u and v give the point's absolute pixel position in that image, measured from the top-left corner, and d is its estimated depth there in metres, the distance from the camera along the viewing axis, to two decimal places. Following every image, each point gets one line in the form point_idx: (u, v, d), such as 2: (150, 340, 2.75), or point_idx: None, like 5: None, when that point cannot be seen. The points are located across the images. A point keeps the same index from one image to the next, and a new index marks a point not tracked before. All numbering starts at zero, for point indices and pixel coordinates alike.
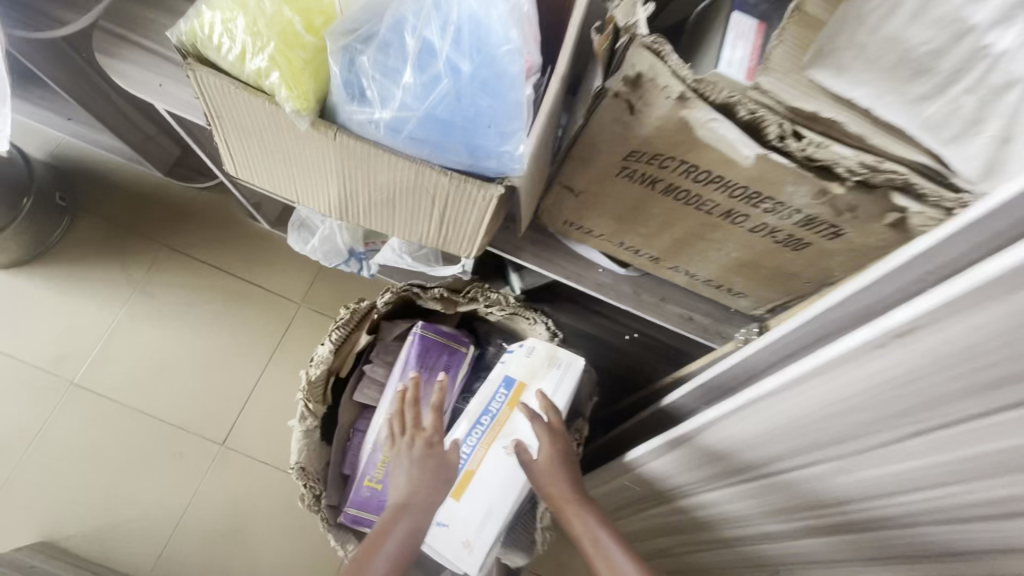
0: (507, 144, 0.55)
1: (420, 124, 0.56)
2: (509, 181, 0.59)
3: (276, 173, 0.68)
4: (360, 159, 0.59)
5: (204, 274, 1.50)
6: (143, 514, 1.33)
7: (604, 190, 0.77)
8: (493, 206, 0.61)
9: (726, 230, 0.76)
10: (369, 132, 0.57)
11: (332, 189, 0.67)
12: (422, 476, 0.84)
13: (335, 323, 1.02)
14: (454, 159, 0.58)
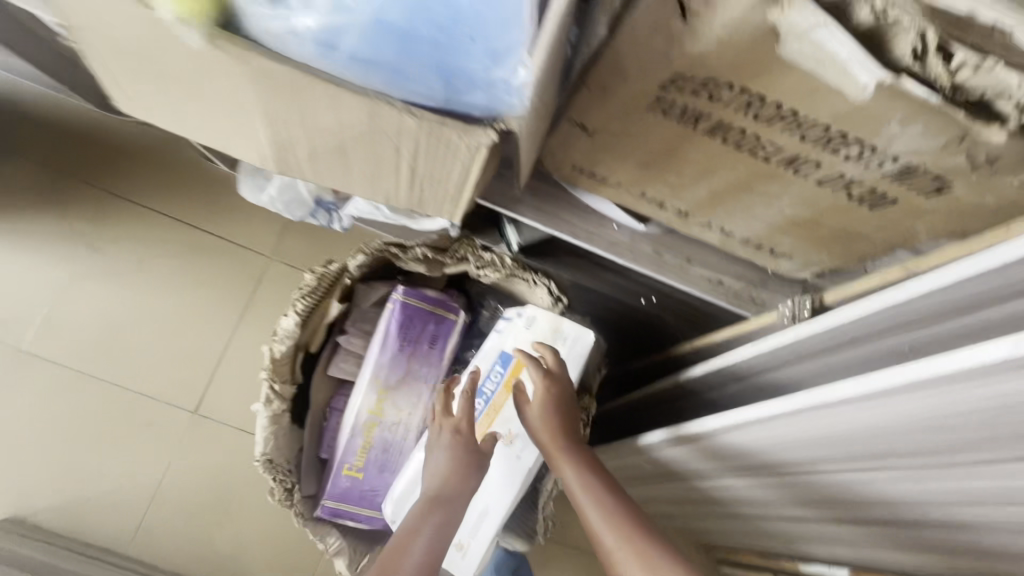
0: (499, 70, 0.38)
1: (366, 36, 0.37)
2: (505, 124, 0.42)
3: (182, 112, 0.49)
4: (288, 92, 0.41)
5: (158, 225, 1.32)
6: (116, 486, 1.24)
7: (628, 129, 0.59)
8: (482, 157, 0.44)
9: (785, 182, 0.59)
10: (292, 49, 0.38)
11: (262, 137, 0.49)
12: (456, 462, 0.75)
13: (298, 291, 0.86)
14: (424, 93, 0.40)
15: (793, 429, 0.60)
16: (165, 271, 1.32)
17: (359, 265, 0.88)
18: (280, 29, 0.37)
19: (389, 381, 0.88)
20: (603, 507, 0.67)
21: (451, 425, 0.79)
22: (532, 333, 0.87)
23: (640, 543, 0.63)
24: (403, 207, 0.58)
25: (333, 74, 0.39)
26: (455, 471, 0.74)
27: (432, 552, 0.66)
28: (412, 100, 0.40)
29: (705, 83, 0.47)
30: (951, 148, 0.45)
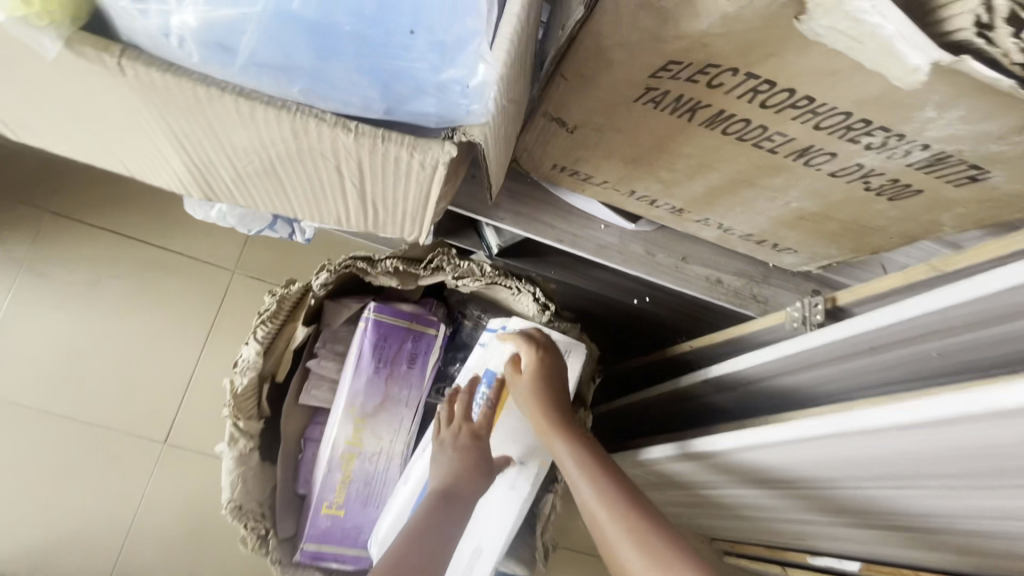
0: (449, 69, 0.32)
1: (275, 32, 0.29)
2: (464, 134, 0.34)
3: (70, 133, 0.40)
4: (189, 107, 0.33)
5: (108, 243, 1.22)
6: (81, 529, 1.15)
7: (614, 123, 0.52)
8: (441, 176, 0.36)
9: (792, 176, 0.52)
10: (175, 55, 0.30)
11: (171, 154, 0.39)
12: (466, 466, 0.71)
13: (258, 317, 0.77)
14: (355, 99, 0.32)
15: (814, 454, 0.53)
16: (118, 293, 1.22)
17: (323, 284, 0.78)
18: (156, 25, 0.29)
19: (365, 408, 0.81)
20: (600, 488, 0.64)
21: (470, 429, 0.75)
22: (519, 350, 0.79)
23: (637, 524, 0.60)
24: (360, 231, 0.50)
25: (239, 82, 0.31)
26: (466, 471, 0.71)
27: (436, 553, 0.64)
28: (344, 109, 0.33)
29: (703, 69, 0.40)
30: (999, 133, 0.39)
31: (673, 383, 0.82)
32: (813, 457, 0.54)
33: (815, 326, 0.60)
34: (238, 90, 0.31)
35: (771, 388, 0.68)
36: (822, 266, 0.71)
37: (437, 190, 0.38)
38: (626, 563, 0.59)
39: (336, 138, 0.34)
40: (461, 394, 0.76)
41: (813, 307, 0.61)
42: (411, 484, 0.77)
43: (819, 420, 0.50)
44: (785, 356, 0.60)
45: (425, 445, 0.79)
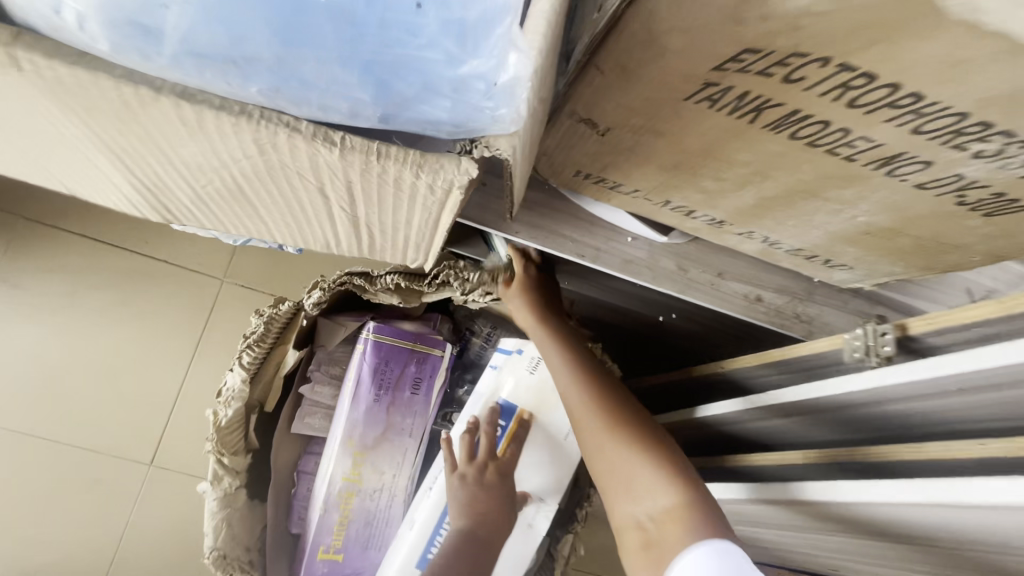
0: (470, 61, 0.24)
1: (236, 17, 0.23)
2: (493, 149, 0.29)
3: (4, 149, 0.34)
4: (141, 124, 0.29)
5: (88, 252, 1.14)
6: (61, 558, 1.07)
7: (655, 125, 0.43)
8: (454, 200, 0.32)
9: (867, 187, 0.44)
10: (110, 55, 0.24)
11: (130, 168, 0.33)
12: (492, 507, 0.67)
13: (244, 341, 0.69)
14: (343, 104, 0.26)
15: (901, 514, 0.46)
16: (98, 305, 1.14)
17: (316, 303, 0.70)
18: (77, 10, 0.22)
19: (364, 441, 0.73)
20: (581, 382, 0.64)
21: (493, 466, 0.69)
22: (538, 379, 0.74)
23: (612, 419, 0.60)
24: (343, 250, 0.46)
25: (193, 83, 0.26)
26: (494, 508, 0.67)
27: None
28: (326, 112, 0.27)
29: (785, 60, 0.32)
30: None
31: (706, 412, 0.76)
32: (898, 516, 0.47)
33: (884, 358, 0.52)
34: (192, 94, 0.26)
35: (824, 420, 0.61)
36: (878, 283, 0.63)
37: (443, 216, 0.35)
38: (593, 449, 0.60)
39: (317, 156, 0.29)
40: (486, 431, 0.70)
41: (880, 337, 0.53)
42: (417, 528, 0.70)
43: (913, 486, 0.43)
44: (854, 392, 0.53)
45: (433, 483, 0.72)
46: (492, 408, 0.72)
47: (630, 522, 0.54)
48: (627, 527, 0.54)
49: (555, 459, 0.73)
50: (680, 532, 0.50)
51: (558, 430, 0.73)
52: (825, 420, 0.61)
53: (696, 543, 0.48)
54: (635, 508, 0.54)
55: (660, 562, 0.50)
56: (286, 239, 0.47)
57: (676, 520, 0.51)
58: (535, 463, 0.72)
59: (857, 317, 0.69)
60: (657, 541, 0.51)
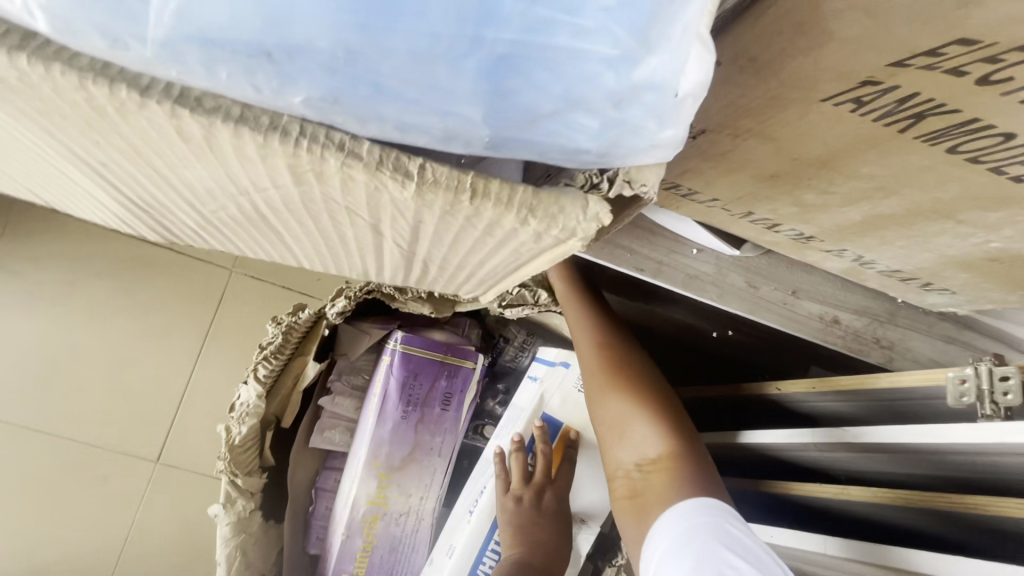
0: (648, 60, 0.21)
1: (307, 20, 0.20)
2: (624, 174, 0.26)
3: (39, 169, 0.33)
4: (161, 149, 0.26)
5: (90, 238, 1.07)
6: (64, 556, 1.03)
7: (769, 130, 0.35)
8: (556, 244, 0.29)
9: (1022, 211, 0.36)
10: (149, 61, 0.21)
11: (158, 180, 0.30)
12: (550, 529, 0.62)
13: (259, 352, 0.63)
14: (437, 121, 0.23)
15: None
16: (99, 294, 1.08)
17: (340, 312, 0.64)
18: (95, 9, 0.19)
19: (391, 462, 0.67)
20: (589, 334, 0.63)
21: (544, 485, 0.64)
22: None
23: (619, 372, 0.60)
24: (379, 273, 0.43)
25: (240, 98, 0.22)
26: (552, 531, 0.62)
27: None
28: (410, 134, 0.24)
29: (998, 56, 0.24)
30: None
31: (750, 437, 0.69)
32: None
33: (1004, 411, 0.44)
34: (238, 115, 0.22)
35: (916, 463, 0.54)
36: (978, 309, 0.55)
37: (531, 260, 0.32)
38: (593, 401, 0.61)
39: (381, 191, 0.26)
40: (547, 451, 0.64)
41: (1000, 383, 0.45)
42: (457, 555, 0.65)
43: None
44: (958, 443, 0.46)
45: (473, 507, 0.67)
46: (539, 428, 0.66)
47: (620, 469, 0.58)
48: (617, 472, 0.58)
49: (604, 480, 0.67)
50: (666, 488, 0.53)
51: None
52: (914, 463, 0.55)
53: (677, 502, 0.51)
54: (628, 457, 0.58)
55: (642, 512, 0.54)
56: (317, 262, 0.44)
57: (664, 475, 0.54)
58: (587, 484, 0.67)
59: (944, 343, 0.62)
60: (643, 493, 0.54)
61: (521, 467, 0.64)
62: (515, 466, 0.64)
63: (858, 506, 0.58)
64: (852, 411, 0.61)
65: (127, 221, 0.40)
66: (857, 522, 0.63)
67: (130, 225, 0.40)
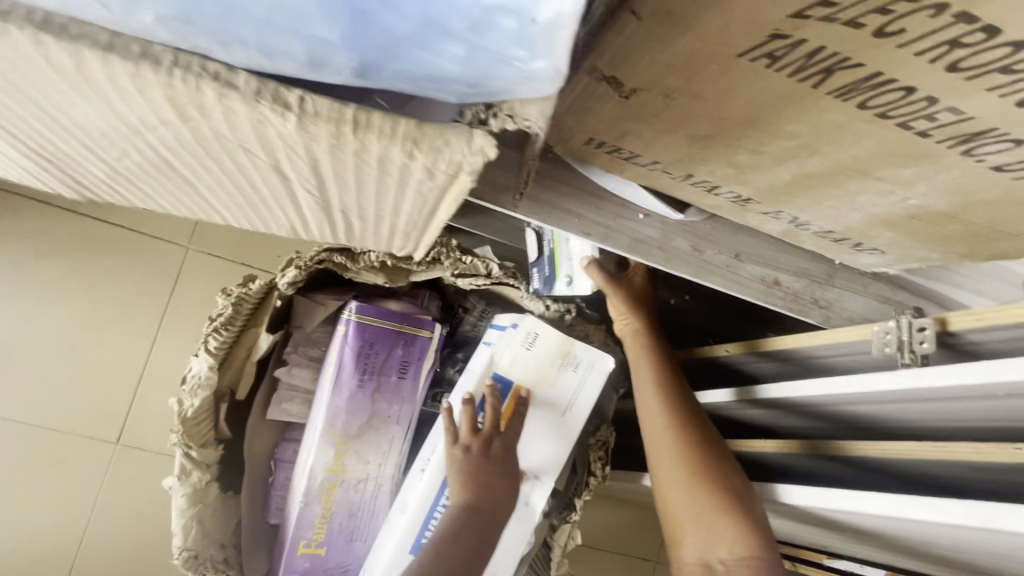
0: None
1: None
2: (512, 109, 0.26)
3: None
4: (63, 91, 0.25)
5: (34, 216, 1.03)
6: (26, 539, 1.02)
7: (695, 88, 0.36)
8: (459, 183, 0.29)
9: (933, 167, 0.38)
10: None
11: (71, 129, 0.29)
12: (495, 475, 0.64)
13: (209, 324, 0.64)
14: (292, 43, 0.22)
15: (922, 527, 0.43)
16: (50, 274, 1.04)
17: (291, 282, 0.64)
18: None
19: (348, 430, 0.68)
20: (672, 416, 0.61)
21: (494, 438, 0.65)
22: (535, 356, 0.69)
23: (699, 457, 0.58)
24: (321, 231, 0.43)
25: (106, 24, 0.22)
26: (501, 478, 0.64)
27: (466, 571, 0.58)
28: (277, 59, 0.23)
29: (887, 7, 0.25)
30: None
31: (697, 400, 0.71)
32: (910, 526, 0.44)
33: (921, 357, 0.47)
34: (106, 43, 0.22)
35: (843, 414, 0.58)
36: (907, 268, 0.58)
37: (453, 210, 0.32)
38: (676, 488, 0.57)
39: (266, 124, 0.26)
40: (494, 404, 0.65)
41: (918, 333, 0.48)
42: (410, 512, 0.66)
43: (931, 503, 0.40)
44: (876, 391, 0.49)
45: (425, 465, 0.68)
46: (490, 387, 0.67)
47: (699, 561, 0.54)
48: (693, 564, 0.54)
49: (557, 434, 0.69)
50: None
51: (557, 405, 0.69)
52: (844, 414, 0.58)
53: None
54: (709, 550, 0.53)
55: None
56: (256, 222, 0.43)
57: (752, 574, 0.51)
58: (538, 439, 0.69)
59: (878, 302, 0.65)
60: None
61: (469, 420, 0.65)
62: (466, 419, 0.65)
63: (794, 457, 0.61)
64: (790, 368, 0.64)
65: (50, 180, 0.39)
66: (797, 472, 0.67)
67: (55, 183, 0.38)
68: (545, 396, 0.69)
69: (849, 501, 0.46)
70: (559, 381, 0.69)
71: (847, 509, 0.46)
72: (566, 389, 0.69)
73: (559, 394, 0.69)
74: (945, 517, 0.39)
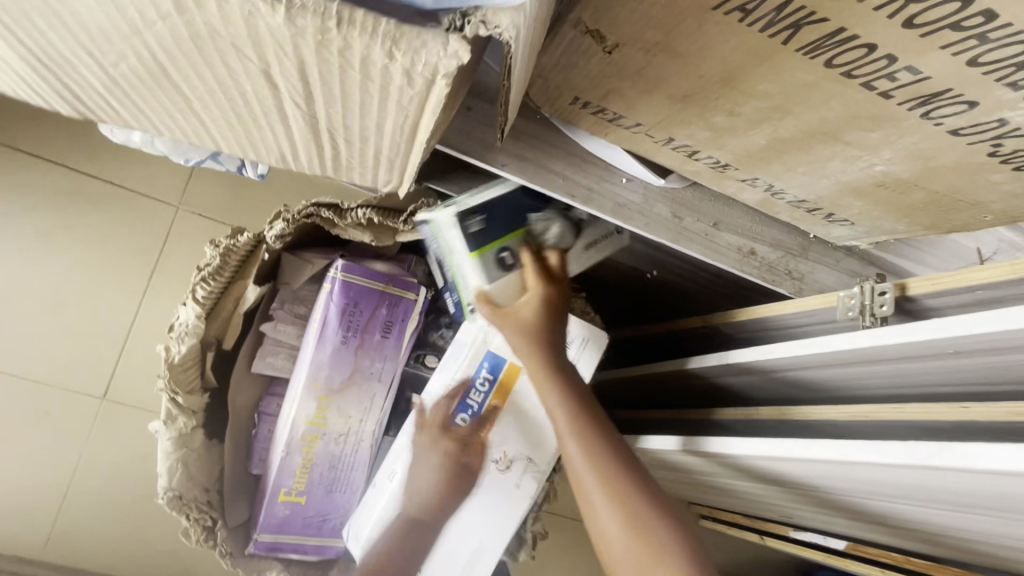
0: None
1: None
2: (495, 22, 0.26)
3: None
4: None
5: (23, 167, 1.03)
6: (9, 489, 1.03)
7: (674, 43, 0.37)
8: (438, 88, 0.30)
9: (896, 131, 0.40)
10: None
11: (70, 33, 0.30)
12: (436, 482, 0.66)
13: (197, 274, 0.65)
14: None
15: (868, 475, 0.46)
16: (36, 226, 1.04)
17: (278, 236, 0.65)
18: None
19: (330, 384, 0.70)
20: (595, 459, 0.53)
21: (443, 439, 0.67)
22: None
23: (617, 491, 0.51)
24: (311, 153, 0.44)
25: None
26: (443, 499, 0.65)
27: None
28: None
29: None
30: None
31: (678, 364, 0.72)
32: (858, 475, 0.47)
33: (878, 320, 0.51)
34: None
35: (806, 378, 0.61)
36: (877, 241, 0.61)
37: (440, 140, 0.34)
38: (614, 542, 0.50)
39: (250, 17, 0.27)
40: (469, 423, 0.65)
41: (879, 298, 0.51)
42: (399, 480, 0.67)
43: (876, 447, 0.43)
44: (836, 351, 0.52)
45: (415, 434, 0.68)
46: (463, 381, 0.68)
47: None
48: None
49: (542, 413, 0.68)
50: None
51: None
52: (810, 380, 0.61)
53: None
54: None
55: None
56: (246, 143, 0.44)
57: None
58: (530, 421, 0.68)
59: (848, 276, 0.68)
60: None
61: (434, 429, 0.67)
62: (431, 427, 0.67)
63: (760, 422, 0.64)
64: (762, 336, 0.67)
65: (49, 102, 0.40)
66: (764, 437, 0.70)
67: (54, 104, 0.40)
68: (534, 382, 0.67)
69: (801, 447, 0.48)
70: None
71: (799, 457, 0.48)
72: None
73: None
74: (885, 458, 0.42)
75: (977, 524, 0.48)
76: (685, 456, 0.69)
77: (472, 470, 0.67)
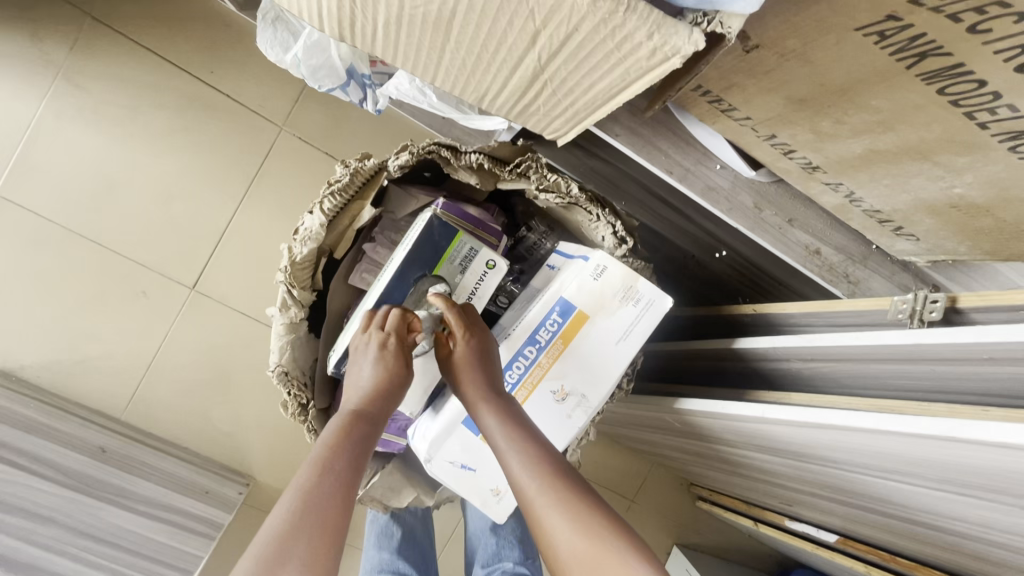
0: None
1: None
2: (729, 28, 0.39)
3: None
4: None
5: (153, 68, 1.13)
6: (104, 353, 1.17)
7: (810, 53, 0.44)
8: (667, 65, 0.42)
9: (982, 159, 0.47)
10: None
11: None
12: (380, 377, 0.65)
13: (327, 187, 0.74)
14: None
15: (894, 442, 0.54)
16: (155, 125, 1.15)
17: (400, 165, 0.74)
18: None
19: None
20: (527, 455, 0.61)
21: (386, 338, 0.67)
22: (601, 285, 0.76)
23: (541, 471, 0.59)
24: (498, 96, 0.54)
25: None
26: (376, 397, 0.64)
27: (338, 524, 0.49)
28: None
29: (984, 7, 0.35)
30: None
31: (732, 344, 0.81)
32: (888, 444, 0.56)
33: (925, 323, 0.58)
34: None
35: (838, 376, 0.68)
36: (935, 260, 0.67)
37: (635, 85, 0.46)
38: (552, 518, 0.56)
39: None
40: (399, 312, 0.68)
41: (931, 304, 0.58)
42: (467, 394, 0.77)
43: (915, 420, 0.52)
44: (882, 346, 0.60)
45: None
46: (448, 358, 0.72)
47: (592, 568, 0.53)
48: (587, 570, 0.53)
49: (602, 358, 0.76)
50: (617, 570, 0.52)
51: (611, 333, 0.76)
52: (836, 377, 0.68)
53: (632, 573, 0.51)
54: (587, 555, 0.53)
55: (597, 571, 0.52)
56: (444, 76, 0.55)
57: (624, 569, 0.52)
58: (589, 363, 0.76)
59: (898, 289, 0.74)
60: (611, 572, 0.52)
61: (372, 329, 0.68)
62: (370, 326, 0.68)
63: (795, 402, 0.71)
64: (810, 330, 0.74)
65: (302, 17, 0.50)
66: None
67: (304, 22, 0.50)
68: (595, 332, 0.76)
69: (843, 416, 0.58)
70: (618, 312, 0.76)
71: (850, 424, 0.57)
72: (619, 322, 0.76)
73: (610, 328, 0.76)
74: (916, 429, 0.51)
75: (974, 507, 0.56)
76: (719, 423, 0.78)
77: (531, 386, 0.76)
